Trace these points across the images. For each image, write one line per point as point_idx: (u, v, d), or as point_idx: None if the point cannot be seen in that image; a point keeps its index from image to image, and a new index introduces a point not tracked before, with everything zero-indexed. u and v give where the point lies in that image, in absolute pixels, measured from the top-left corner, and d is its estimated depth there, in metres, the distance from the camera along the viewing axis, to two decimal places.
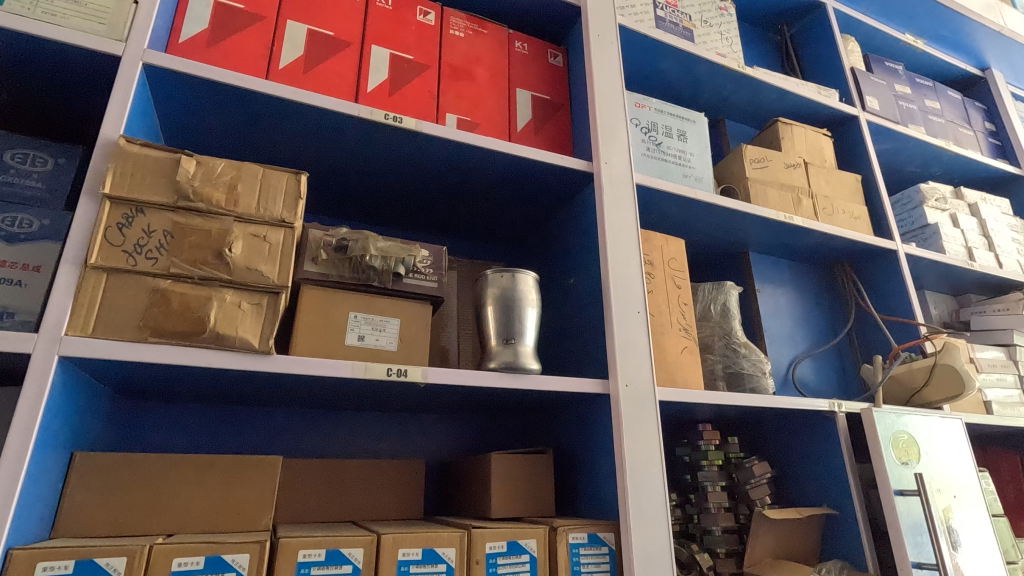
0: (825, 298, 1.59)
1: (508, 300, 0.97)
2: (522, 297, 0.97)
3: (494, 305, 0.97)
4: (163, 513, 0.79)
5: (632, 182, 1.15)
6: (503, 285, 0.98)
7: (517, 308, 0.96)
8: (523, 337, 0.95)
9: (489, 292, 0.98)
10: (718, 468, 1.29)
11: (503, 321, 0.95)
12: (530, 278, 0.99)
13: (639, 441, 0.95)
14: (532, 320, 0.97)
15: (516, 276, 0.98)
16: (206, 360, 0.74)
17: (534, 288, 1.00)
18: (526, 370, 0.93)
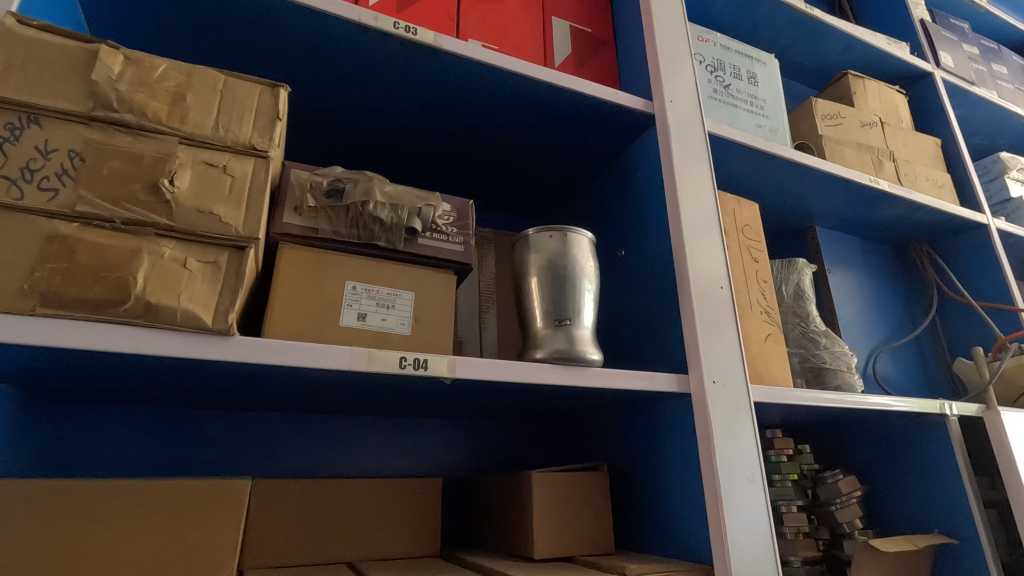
0: (898, 282, 1.36)
1: (557, 268, 0.73)
2: (575, 265, 0.73)
3: (538, 275, 0.73)
4: (78, 568, 0.55)
5: (701, 129, 0.93)
6: (550, 249, 0.74)
7: (569, 280, 0.72)
8: (580, 317, 0.71)
9: (531, 258, 0.74)
10: (793, 484, 1.05)
11: (551, 296, 0.72)
12: (585, 240, 0.75)
13: (735, 456, 0.73)
14: (590, 295, 0.73)
15: (566, 237, 0.74)
16: (130, 345, 0.49)
17: (591, 254, 0.76)
18: (585, 361, 0.69)
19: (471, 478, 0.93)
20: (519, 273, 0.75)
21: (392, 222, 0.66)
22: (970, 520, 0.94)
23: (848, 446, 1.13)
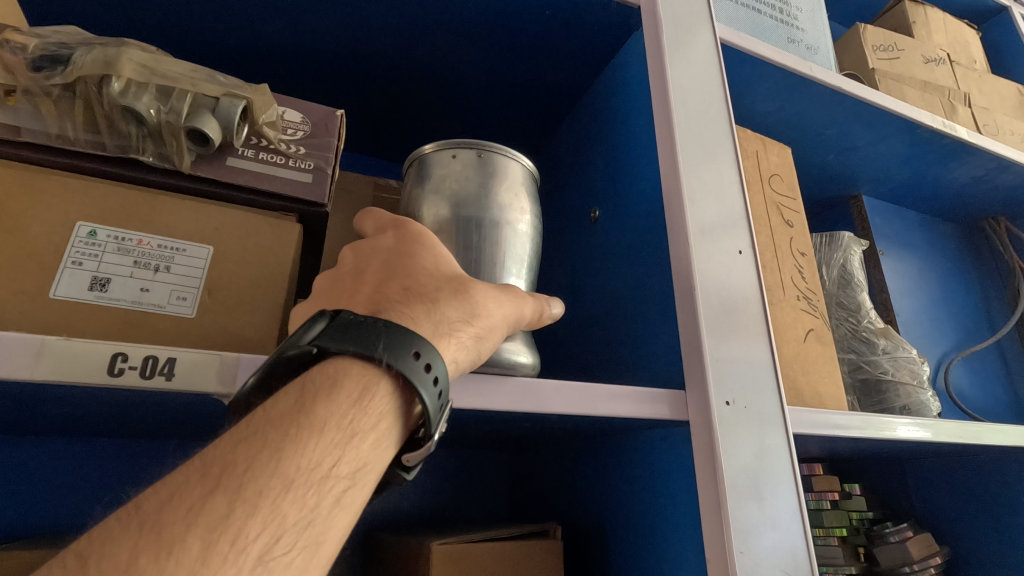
0: (970, 269, 1.05)
1: (465, 203, 0.48)
2: (495, 199, 0.48)
3: (438, 213, 0.48)
4: None
5: (709, 30, 0.64)
6: (456, 175, 0.49)
7: (484, 220, 0.47)
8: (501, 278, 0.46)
9: (428, 190, 0.49)
10: (840, 543, 0.74)
11: (456, 244, 0.47)
12: (513, 167, 0.51)
13: (765, 530, 0.44)
14: (520, 248, 0.49)
15: (485, 160, 0.50)
16: None
17: (525, 193, 0.51)
18: (514, 367, 0.43)
19: (375, 534, 0.65)
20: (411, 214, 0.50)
21: (159, 120, 0.38)
22: None
23: (916, 490, 0.82)
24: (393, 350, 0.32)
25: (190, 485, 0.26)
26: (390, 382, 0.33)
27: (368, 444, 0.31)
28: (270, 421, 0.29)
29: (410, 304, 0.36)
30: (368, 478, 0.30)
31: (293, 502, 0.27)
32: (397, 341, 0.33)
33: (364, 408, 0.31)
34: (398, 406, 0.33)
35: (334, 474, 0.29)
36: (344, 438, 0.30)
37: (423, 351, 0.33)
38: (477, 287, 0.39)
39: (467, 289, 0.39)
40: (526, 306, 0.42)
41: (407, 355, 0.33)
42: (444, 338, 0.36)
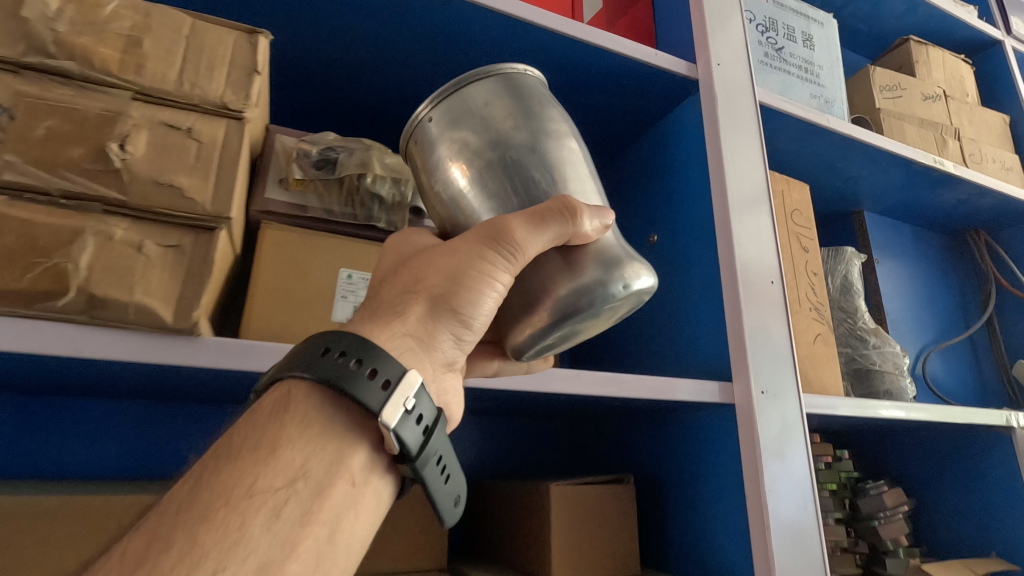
0: (952, 275, 1.24)
1: (499, 133, 0.41)
2: (534, 116, 0.42)
3: (468, 160, 0.41)
4: None
5: (752, 96, 0.81)
6: (478, 107, 0.42)
7: (529, 144, 0.41)
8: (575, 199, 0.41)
9: (445, 139, 0.42)
10: (831, 495, 0.95)
11: (505, 181, 0.40)
12: (532, 83, 0.44)
13: (785, 478, 0.64)
14: (580, 163, 0.42)
15: (487, 90, 0.42)
16: (72, 348, 0.40)
17: (542, 104, 0.43)
18: (600, 287, 0.39)
19: (480, 482, 0.85)
20: (430, 177, 0.43)
21: (394, 200, 0.57)
22: None
23: (893, 455, 1.03)
24: (306, 361, 0.38)
25: (132, 537, 0.32)
26: (324, 388, 0.37)
27: (293, 453, 0.35)
28: (200, 466, 0.35)
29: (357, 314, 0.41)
30: (306, 486, 0.35)
31: (209, 526, 0.31)
32: (306, 357, 0.38)
33: (281, 424, 0.36)
34: (343, 410, 0.37)
35: (260, 490, 0.33)
36: (264, 458, 0.34)
37: (325, 344, 0.37)
38: (425, 259, 0.41)
39: (415, 270, 0.41)
40: (519, 240, 0.38)
41: (331, 360, 0.37)
42: (388, 325, 0.40)
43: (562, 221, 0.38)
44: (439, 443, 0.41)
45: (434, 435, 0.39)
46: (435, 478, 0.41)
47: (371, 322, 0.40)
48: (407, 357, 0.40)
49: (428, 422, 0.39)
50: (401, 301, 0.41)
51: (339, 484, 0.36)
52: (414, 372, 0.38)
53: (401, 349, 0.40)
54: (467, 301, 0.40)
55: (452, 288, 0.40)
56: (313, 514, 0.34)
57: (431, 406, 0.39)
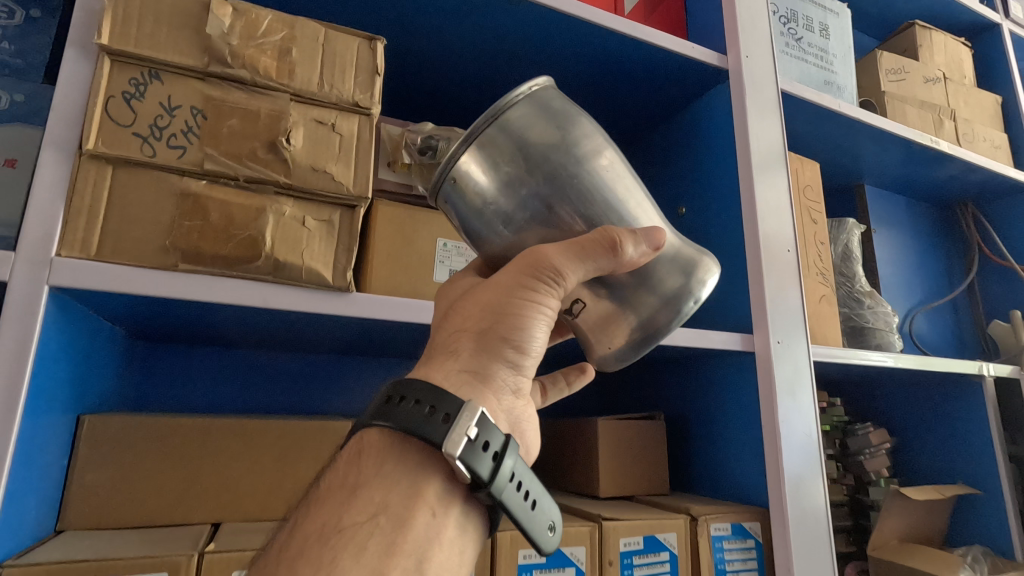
0: (940, 243, 1.37)
1: (547, 160, 0.44)
2: (573, 136, 0.45)
3: (523, 193, 0.44)
4: (205, 499, 0.59)
5: (775, 85, 0.91)
6: (520, 136, 0.44)
7: (577, 166, 0.45)
8: (627, 209, 0.46)
9: (494, 171, 0.44)
10: (825, 435, 1.10)
11: (563, 207, 0.44)
12: (555, 99, 0.47)
13: (795, 412, 0.77)
14: (622, 171, 0.47)
15: (506, 130, 0.44)
16: (260, 300, 0.52)
17: (560, 129, 0.45)
18: (681, 294, 0.47)
19: None
20: (485, 210, 0.45)
21: None
22: (993, 473, 1.00)
23: (880, 401, 1.18)
24: (377, 410, 0.44)
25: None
26: (396, 430, 0.42)
27: (370, 491, 0.40)
28: (301, 514, 0.41)
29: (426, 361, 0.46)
30: (385, 517, 0.39)
31: (305, 562, 0.36)
32: (378, 406, 0.44)
33: (359, 467, 0.42)
34: (415, 448, 0.42)
35: (346, 526, 0.38)
36: (347, 499, 0.40)
37: (388, 391, 0.43)
38: (477, 301, 0.46)
39: (470, 314, 0.46)
40: (561, 273, 0.43)
41: (399, 404, 0.42)
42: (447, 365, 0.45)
43: (604, 250, 0.43)
44: (517, 470, 0.44)
45: (507, 461, 0.42)
46: (521, 504, 0.44)
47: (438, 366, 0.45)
48: (465, 390, 0.44)
49: (500, 450, 0.42)
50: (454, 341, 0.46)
51: (420, 513, 0.40)
52: (475, 402, 0.42)
53: (459, 384, 0.44)
54: (519, 330, 0.45)
55: (505, 322, 0.45)
56: (394, 544, 0.38)
57: (499, 434, 0.42)
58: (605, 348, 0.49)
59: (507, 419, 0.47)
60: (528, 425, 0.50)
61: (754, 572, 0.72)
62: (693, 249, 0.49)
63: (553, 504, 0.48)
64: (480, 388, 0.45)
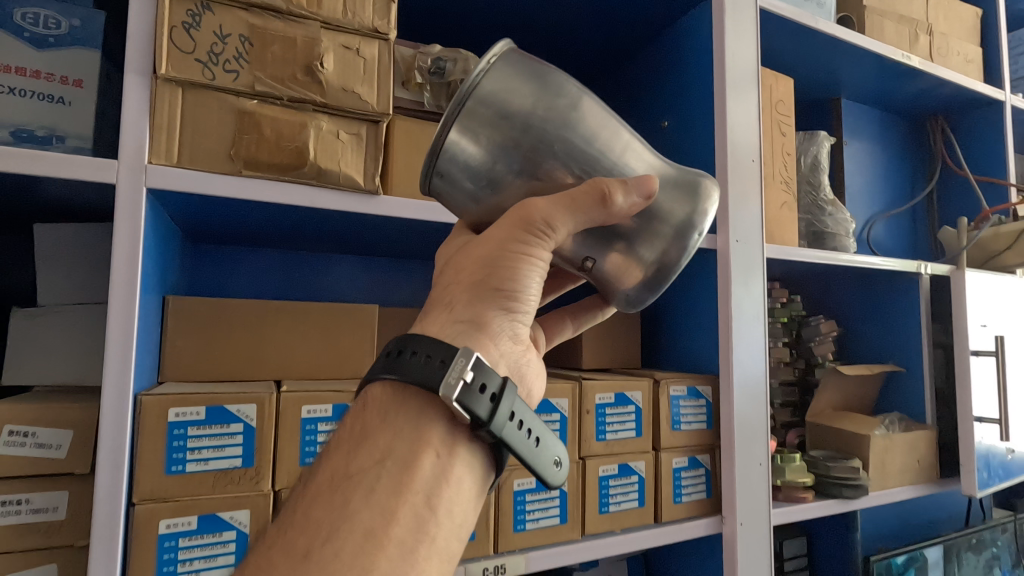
0: (909, 156, 1.47)
1: (530, 122, 0.46)
2: (552, 91, 0.47)
3: (513, 157, 0.47)
4: (270, 362, 0.74)
5: (755, 3, 0.97)
6: (501, 102, 0.46)
7: (561, 123, 0.47)
8: (615, 156, 0.49)
9: (480, 139, 0.46)
10: (782, 326, 1.26)
11: (553, 165, 0.48)
12: (527, 58, 0.48)
13: (748, 300, 0.92)
14: (605, 118, 0.49)
15: (484, 104, 0.46)
16: (307, 200, 0.64)
17: (534, 94, 0.47)
18: (680, 219, 0.53)
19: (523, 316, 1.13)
20: (477, 177, 0.48)
21: None
22: (919, 355, 1.18)
23: (834, 298, 1.34)
24: (381, 366, 0.50)
25: (278, 523, 0.44)
26: (400, 382, 0.49)
27: (378, 439, 0.47)
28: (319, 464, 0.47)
29: (426, 317, 0.52)
30: (392, 463, 0.45)
31: (325, 506, 0.43)
32: (383, 361, 0.50)
33: (367, 418, 0.48)
34: (417, 398, 0.48)
35: (359, 472, 0.45)
36: (358, 448, 0.46)
37: (394, 348, 0.50)
38: (474, 256, 0.51)
39: (467, 271, 0.52)
40: (557, 224, 0.48)
41: (399, 361, 0.49)
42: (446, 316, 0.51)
43: (598, 198, 0.47)
44: (515, 409, 0.51)
45: (503, 399, 0.49)
46: (521, 441, 0.51)
47: (438, 318, 0.51)
48: (462, 337, 0.50)
49: (495, 390, 0.49)
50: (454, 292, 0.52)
51: (424, 459, 0.46)
52: (470, 350, 0.48)
53: (456, 334, 0.50)
54: (515, 281, 0.50)
55: (498, 274, 0.50)
56: (402, 486, 0.45)
57: (493, 375, 0.49)
58: (628, 290, 0.56)
59: (503, 361, 0.54)
60: (523, 366, 0.58)
61: (703, 423, 0.89)
62: (692, 176, 0.54)
63: (555, 441, 0.55)
64: (477, 334, 0.51)
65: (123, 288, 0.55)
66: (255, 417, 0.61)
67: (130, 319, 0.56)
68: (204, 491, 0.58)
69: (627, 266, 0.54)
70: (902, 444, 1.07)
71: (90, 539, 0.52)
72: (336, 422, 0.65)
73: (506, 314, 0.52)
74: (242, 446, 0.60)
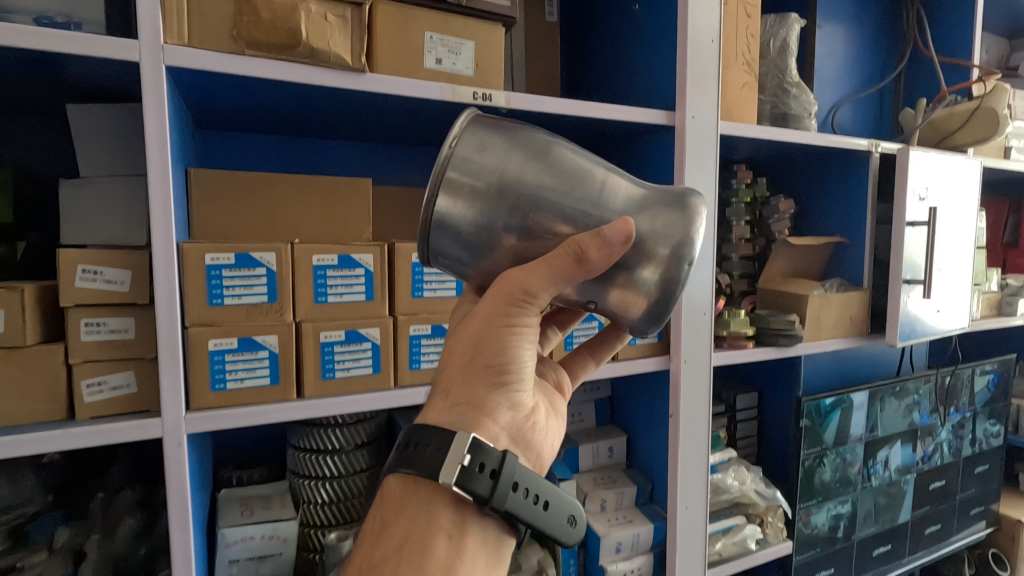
0: (882, 39, 1.51)
1: (509, 180, 0.51)
2: (523, 148, 0.53)
3: (498, 217, 0.52)
4: (282, 226, 0.86)
5: None
6: (481, 167, 0.52)
7: (538, 177, 0.52)
8: (596, 197, 0.53)
9: (467, 202, 0.51)
10: (745, 206, 1.37)
11: (539, 218, 0.52)
12: (503, 123, 0.54)
13: (703, 173, 1.03)
14: (578, 163, 0.54)
15: (464, 174, 0.51)
16: (302, 77, 0.73)
17: (508, 155, 0.52)
18: (674, 237, 0.55)
19: None
20: (471, 240, 0.53)
21: None
22: (862, 227, 1.31)
23: (796, 179, 1.45)
24: (395, 460, 0.59)
25: None
26: (412, 473, 0.57)
27: (396, 531, 0.56)
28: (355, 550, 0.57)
29: (436, 401, 0.60)
30: (411, 551, 0.54)
31: None
32: (396, 456, 0.59)
33: (388, 510, 0.58)
34: (427, 490, 0.56)
35: (384, 562, 0.54)
36: (382, 539, 0.56)
37: (403, 440, 0.58)
38: (472, 338, 0.57)
39: (467, 354, 0.58)
40: (547, 282, 0.52)
41: (403, 453, 0.58)
42: (451, 402, 0.58)
43: (581, 250, 0.51)
44: (516, 477, 0.57)
45: (502, 473, 0.56)
46: (531, 511, 0.59)
47: (444, 405, 0.59)
48: (463, 417, 0.58)
49: (494, 466, 0.56)
50: (459, 379, 0.58)
51: (437, 542, 0.55)
52: (466, 435, 0.55)
53: (460, 414, 0.58)
54: (507, 353, 0.57)
55: (491, 352, 0.57)
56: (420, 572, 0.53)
57: (490, 453, 0.55)
58: (634, 318, 0.59)
59: (508, 427, 0.61)
60: (535, 421, 0.64)
61: None
62: (682, 202, 0.56)
63: (569, 503, 0.62)
64: (477, 413, 0.58)
65: (157, 153, 0.66)
66: (274, 263, 0.74)
67: (166, 180, 0.67)
68: (240, 320, 0.73)
69: (627, 302, 0.57)
70: (837, 303, 1.23)
71: (160, 367, 0.68)
72: (342, 270, 0.78)
73: (503, 388, 0.59)
74: (266, 286, 0.74)
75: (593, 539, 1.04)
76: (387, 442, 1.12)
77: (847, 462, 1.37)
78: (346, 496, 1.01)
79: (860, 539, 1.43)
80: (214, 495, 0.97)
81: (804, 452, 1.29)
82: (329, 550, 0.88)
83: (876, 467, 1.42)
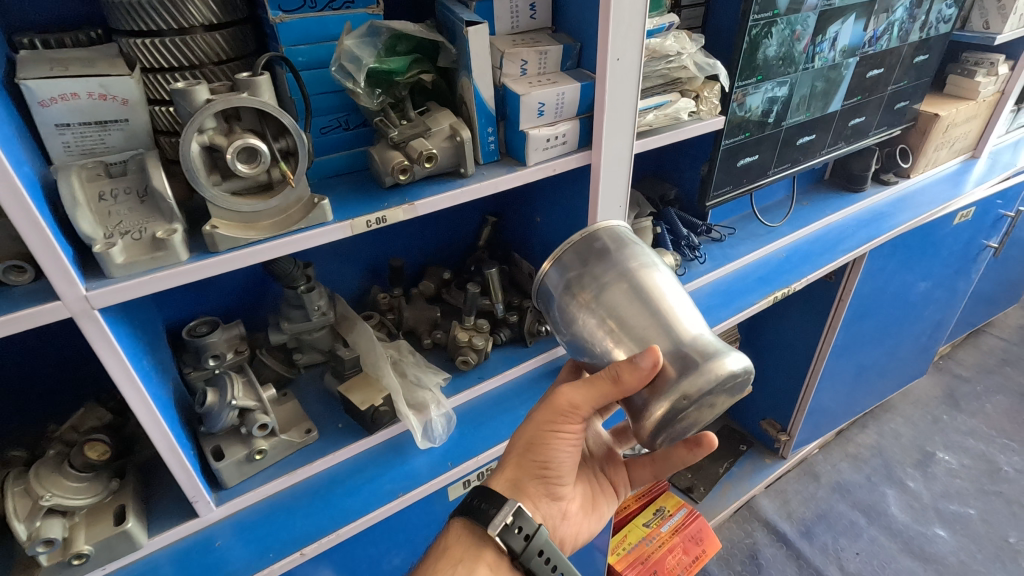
0: None
1: (598, 282, 0.76)
2: (625, 255, 0.77)
3: (582, 314, 0.76)
4: None
5: None
6: (586, 264, 0.77)
7: (620, 278, 0.75)
8: (653, 308, 0.74)
9: (568, 281, 0.78)
10: None
11: (602, 305, 0.75)
12: (632, 239, 0.80)
13: None
14: (655, 288, 0.75)
15: (570, 254, 0.78)
16: None
17: (611, 254, 0.77)
18: (706, 364, 0.72)
19: None
20: (569, 301, 0.78)
21: None
22: None
23: None
24: (476, 498, 0.87)
25: None
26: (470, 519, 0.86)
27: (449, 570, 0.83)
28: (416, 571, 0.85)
29: (502, 472, 0.91)
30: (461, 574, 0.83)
31: None
32: (477, 497, 0.87)
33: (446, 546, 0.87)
34: (479, 536, 0.86)
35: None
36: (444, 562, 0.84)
37: (477, 494, 0.88)
38: (532, 459, 0.88)
39: (530, 468, 0.89)
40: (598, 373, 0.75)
41: (468, 504, 0.87)
42: (512, 484, 0.89)
43: (622, 364, 0.72)
44: (542, 545, 0.85)
45: (534, 537, 0.84)
46: (540, 564, 0.86)
47: (508, 482, 0.90)
48: (513, 492, 0.89)
49: (530, 531, 0.84)
50: (519, 484, 0.89)
51: (479, 567, 0.83)
52: (512, 503, 0.84)
53: (513, 489, 0.89)
54: (549, 445, 0.87)
55: (540, 439, 0.87)
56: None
57: (527, 522, 0.84)
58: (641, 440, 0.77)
59: (540, 511, 0.91)
60: (562, 511, 0.95)
61: None
62: (705, 352, 0.72)
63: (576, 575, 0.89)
64: (522, 493, 0.89)
65: None
66: None
67: None
68: None
69: (643, 412, 0.75)
70: None
71: None
72: None
73: (543, 480, 0.90)
74: None
75: (513, 102, 0.93)
76: (251, 8, 0.87)
77: (795, 36, 1.25)
78: (210, 59, 0.81)
79: (788, 127, 1.41)
80: (11, 58, 0.74)
81: (752, 21, 1.13)
82: (178, 100, 0.71)
83: (823, 46, 1.32)
